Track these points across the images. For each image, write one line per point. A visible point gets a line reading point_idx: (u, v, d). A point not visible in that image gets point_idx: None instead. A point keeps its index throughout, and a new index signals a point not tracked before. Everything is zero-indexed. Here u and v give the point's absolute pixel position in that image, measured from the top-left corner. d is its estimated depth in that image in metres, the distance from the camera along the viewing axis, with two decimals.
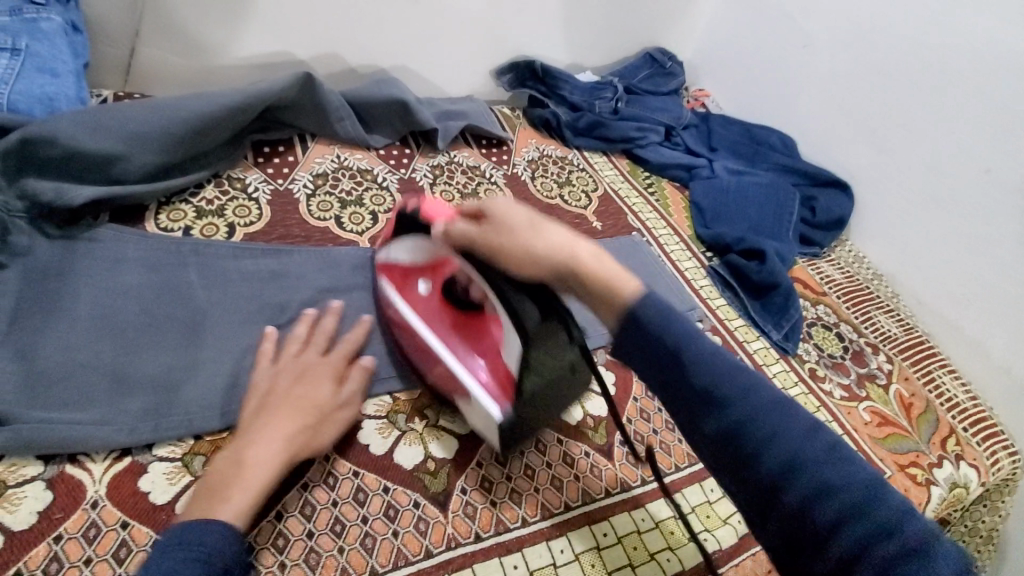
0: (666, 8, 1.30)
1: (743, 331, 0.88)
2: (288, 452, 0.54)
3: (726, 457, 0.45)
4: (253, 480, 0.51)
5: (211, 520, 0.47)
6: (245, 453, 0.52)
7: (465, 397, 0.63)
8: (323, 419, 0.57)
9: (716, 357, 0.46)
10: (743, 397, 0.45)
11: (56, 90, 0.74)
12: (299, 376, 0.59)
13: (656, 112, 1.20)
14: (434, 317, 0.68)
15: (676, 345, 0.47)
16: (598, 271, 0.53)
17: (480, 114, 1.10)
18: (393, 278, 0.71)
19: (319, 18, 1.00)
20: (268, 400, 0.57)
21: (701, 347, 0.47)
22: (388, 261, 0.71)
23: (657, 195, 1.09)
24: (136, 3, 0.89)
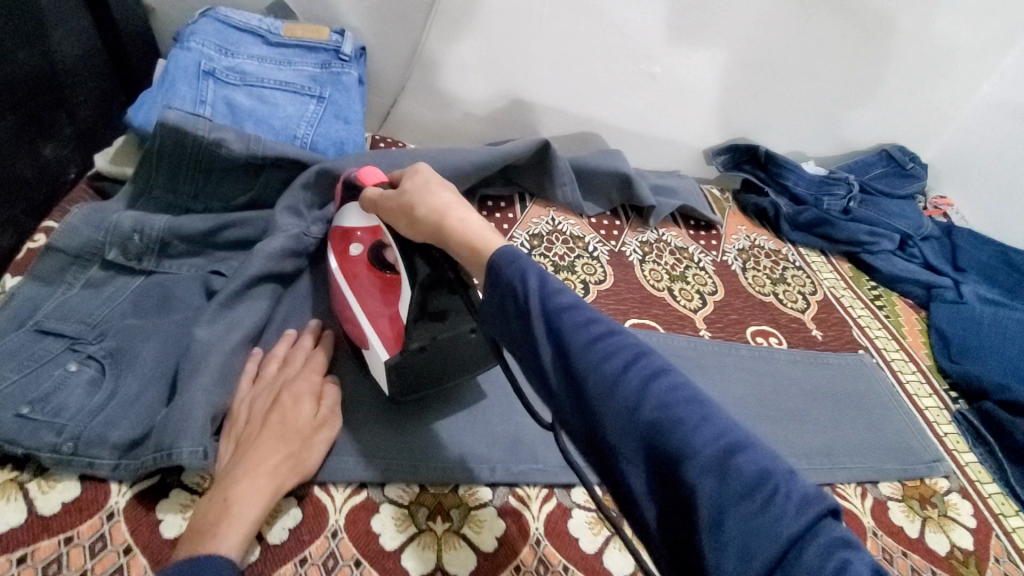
0: (919, 103, 1.17)
1: (998, 501, 0.73)
2: (275, 479, 0.50)
3: (681, 534, 0.31)
4: (243, 513, 0.48)
5: (209, 554, 0.44)
6: (228, 488, 0.49)
7: (370, 351, 0.59)
8: (304, 437, 0.54)
9: (645, 386, 0.34)
10: (694, 448, 0.31)
11: (345, 134, 0.85)
12: (273, 401, 0.55)
13: (892, 217, 1.08)
14: (363, 278, 0.62)
15: (599, 378, 0.35)
16: (481, 238, 0.46)
17: (692, 193, 1.06)
18: (338, 249, 0.65)
19: (558, 88, 1.06)
20: (245, 432, 0.53)
21: (631, 386, 0.34)
22: (338, 227, 0.66)
23: (887, 310, 0.96)
24: (410, 64, 1.00)
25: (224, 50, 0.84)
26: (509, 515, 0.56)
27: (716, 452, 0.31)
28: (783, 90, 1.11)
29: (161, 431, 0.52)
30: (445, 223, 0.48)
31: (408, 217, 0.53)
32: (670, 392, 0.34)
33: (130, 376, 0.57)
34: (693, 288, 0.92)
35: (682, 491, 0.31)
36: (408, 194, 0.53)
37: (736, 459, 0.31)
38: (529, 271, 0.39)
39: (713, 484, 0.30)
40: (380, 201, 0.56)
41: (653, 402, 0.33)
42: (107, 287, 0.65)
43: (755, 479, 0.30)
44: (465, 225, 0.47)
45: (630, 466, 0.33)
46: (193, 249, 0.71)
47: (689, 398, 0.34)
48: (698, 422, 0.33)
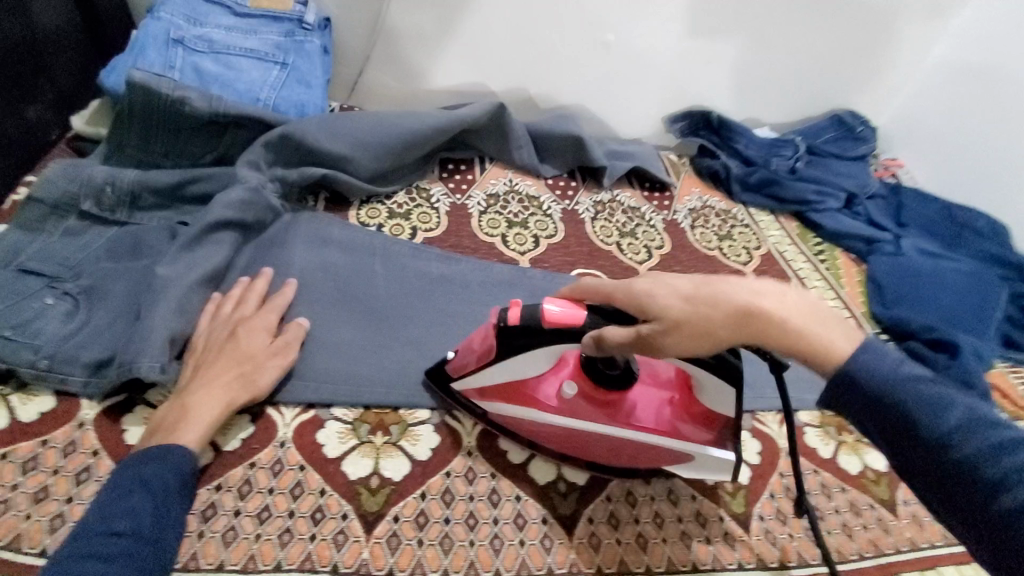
0: (870, 69, 1.21)
1: None
2: (229, 394, 0.56)
3: (982, 515, 0.39)
4: (199, 419, 0.54)
5: (169, 447, 0.52)
6: (185, 398, 0.55)
7: (682, 462, 0.59)
8: (256, 361, 0.59)
9: (886, 370, 0.42)
10: (960, 444, 0.40)
11: (307, 98, 0.91)
12: (232, 332, 0.61)
13: (839, 178, 1.13)
14: (582, 407, 0.59)
15: (908, 399, 0.41)
16: (787, 323, 0.43)
17: (649, 156, 1.11)
18: (516, 398, 0.60)
19: (520, 57, 1.10)
20: (204, 356, 0.59)
21: (881, 372, 0.42)
22: (514, 379, 0.59)
23: (828, 264, 1.01)
24: (374, 35, 1.05)
25: (192, 19, 0.89)
26: (444, 431, 0.63)
27: (989, 447, 0.39)
28: (738, 57, 1.15)
29: (125, 352, 0.58)
30: (749, 309, 0.43)
31: (725, 319, 0.43)
32: (950, 406, 0.41)
33: (99, 308, 0.63)
34: (642, 244, 0.97)
35: (983, 484, 0.38)
36: (684, 313, 0.44)
37: (1001, 443, 0.39)
38: (820, 321, 0.44)
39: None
40: (683, 320, 0.44)
41: (925, 400, 0.41)
42: (83, 234, 0.71)
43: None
44: (731, 291, 0.44)
45: (910, 451, 0.42)
46: (163, 203, 0.76)
47: (946, 397, 0.41)
48: (967, 420, 0.40)
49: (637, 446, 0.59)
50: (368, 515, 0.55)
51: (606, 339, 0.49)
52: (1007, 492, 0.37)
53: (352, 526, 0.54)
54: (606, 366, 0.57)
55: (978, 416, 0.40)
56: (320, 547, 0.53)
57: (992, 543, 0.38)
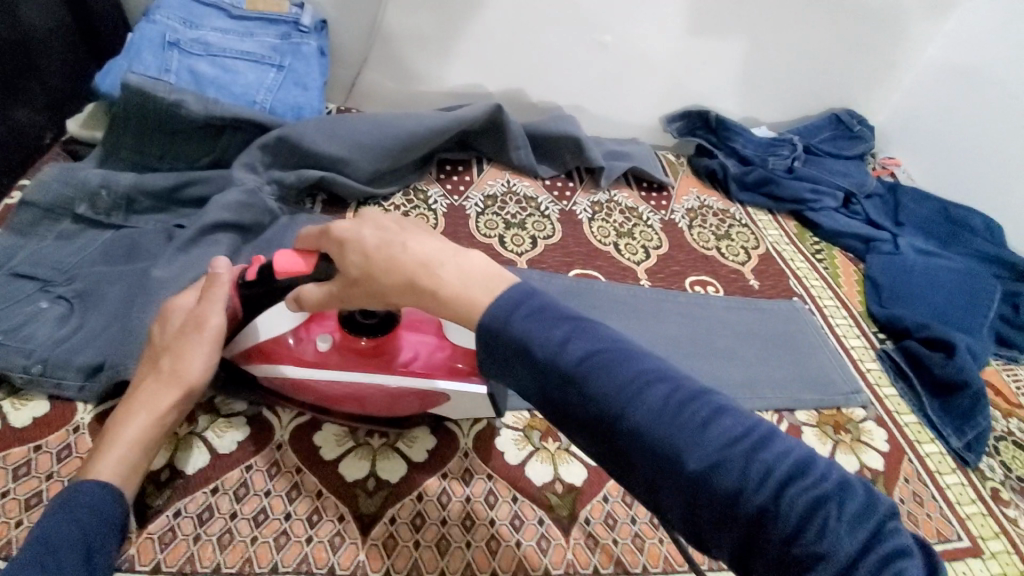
0: (867, 68, 1.21)
1: (915, 429, 0.77)
2: (144, 412, 0.52)
3: (724, 522, 0.35)
4: (112, 448, 0.50)
5: (75, 488, 0.47)
6: (109, 425, 0.52)
7: (444, 400, 0.58)
8: (163, 364, 0.53)
9: (621, 392, 0.37)
10: (686, 445, 0.35)
11: (303, 100, 0.91)
12: (156, 339, 0.56)
13: (837, 176, 1.13)
14: (333, 359, 0.58)
15: (639, 403, 0.37)
16: (463, 295, 0.43)
17: (645, 156, 1.11)
18: (268, 361, 0.59)
19: (516, 58, 1.10)
20: (147, 359, 0.55)
21: (625, 394, 0.37)
22: (269, 337, 0.58)
23: (826, 263, 1.01)
24: (371, 37, 1.06)
25: (189, 22, 0.89)
26: (442, 432, 0.63)
27: (718, 444, 0.35)
28: (734, 57, 1.15)
29: (120, 354, 0.58)
30: (416, 279, 0.44)
31: (391, 284, 0.45)
32: (670, 398, 0.37)
33: (95, 311, 0.63)
34: (639, 244, 0.97)
35: (716, 490, 0.34)
36: (359, 271, 0.47)
37: (791, 473, 0.34)
38: (534, 318, 0.41)
39: (761, 482, 0.34)
40: (368, 276, 0.46)
41: (672, 404, 0.37)
42: (78, 238, 0.71)
43: (772, 464, 0.34)
44: (415, 264, 0.45)
45: (673, 491, 0.36)
46: (158, 206, 0.77)
47: (707, 414, 0.36)
48: (708, 416, 0.36)
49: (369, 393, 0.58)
50: (365, 516, 0.55)
51: (303, 299, 0.51)
52: (743, 496, 0.34)
53: (348, 528, 0.54)
54: (358, 316, 0.56)
55: (746, 428, 0.36)
56: (317, 549, 0.53)
57: (742, 553, 0.35)
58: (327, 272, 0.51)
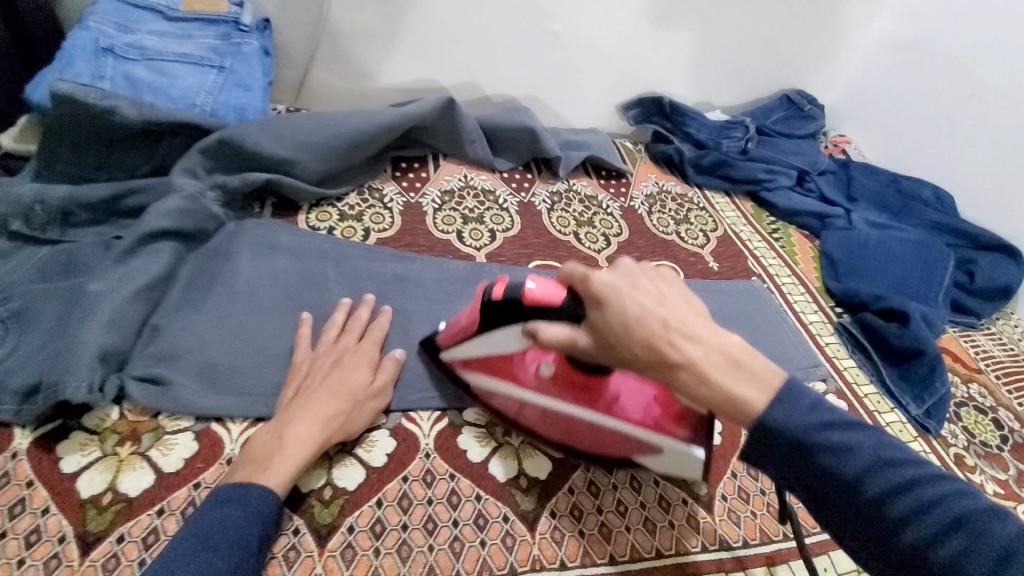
0: (815, 48, 1.23)
1: (875, 400, 0.79)
2: (325, 432, 0.56)
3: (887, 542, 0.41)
4: (292, 454, 0.54)
5: (249, 486, 0.51)
6: (284, 429, 0.55)
7: (653, 452, 0.59)
8: (358, 400, 0.60)
9: (806, 416, 0.43)
10: (868, 484, 0.41)
11: (247, 102, 0.88)
12: (335, 363, 0.62)
13: (789, 156, 1.14)
14: (562, 393, 0.60)
15: (821, 447, 0.42)
16: (712, 373, 0.45)
17: (603, 145, 1.11)
18: (501, 374, 0.62)
19: (468, 50, 1.09)
20: (306, 383, 0.60)
21: (802, 416, 0.43)
22: (495, 354, 0.61)
23: (783, 241, 1.03)
24: (316, 35, 1.03)
25: (122, 27, 0.85)
26: (401, 435, 0.62)
27: (895, 480, 0.41)
28: (685, 41, 1.15)
29: (56, 375, 0.56)
30: (663, 348, 0.46)
31: (644, 357, 0.47)
32: (855, 445, 0.42)
33: (31, 332, 0.60)
34: (600, 232, 0.97)
35: (885, 519, 0.41)
36: (615, 338, 0.48)
37: (942, 507, 0.40)
38: (704, 354, 0.46)
39: (931, 514, 0.40)
40: (622, 344, 0.48)
41: (849, 450, 0.42)
42: (13, 256, 0.67)
43: (945, 500, 0.40)
44: (657, 329, 0.46)
45: (843, 509, 0.43)
46: (99, 218, 0.73)
47: (874, 448, 0.42)
48: (888, 457, 0.42)
49: (547, 412, 0.61)
50: (321, 528, 0.54)
51: (541, 334, 0.53)
52: (911, 524, 0.40)
53: (304, 541, 0.53)
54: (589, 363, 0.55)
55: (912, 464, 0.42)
56: (271, 566, 0.51)
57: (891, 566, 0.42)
58: (573, 310, 0.52)
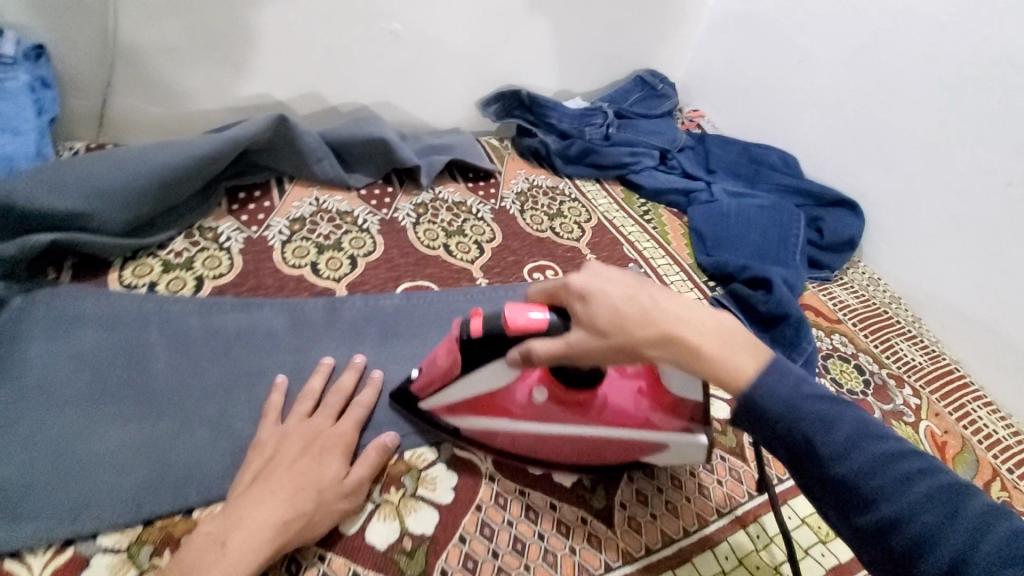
0: (659, 31, 1.26)
1: None
2: (280, 539, 0.49)
3: (872, 538, 0.42)
4: (233, 564, 0.47)
5: None
6: (226, 534, 0.49)
7: (658, 451, 0.60)
8: (317, 506, 0.52)
9: (784, 389, 0.45)
10: (807, 419, 0.44)
11: (15, 148, 0.74)
12: (306, 447, 0.55)
13: (650, 136, 1.16)
14: (554, 412, 0.59)
15: (766, 382, 0.46)
16: (696, 345, 0.47)
17: (466, 146, 1.06)
18: (490, 412, 0.60)
19: (300, 58, 0.98)
20: (266, 468, 0.54)
21: (777, 384, 0.46)
22: (481, 391, 0.59)
23: (654, 222, 1.03)
24: (107, 57, 0.87)
25: None
26: None
27: (885, 472, 0.42)
28: (533, 31, 1.12)
29: None
30: (666, 331, 0.47)
31: (638, 339, 0.48)
32: (803, 403, 0.44)
33: None
34: (471, 240, 0.92)
35: (826, 476, 0.43)
36: (609, 324, 0.48)
37: (903, 474, 0.42)
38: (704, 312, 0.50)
39: (881, 480, 0.42)
40: (614, 334, 0.48)
41: (824, 422, 0.44)
42: None
43: (901, 471, 0.42)
44: (649, 306, 0.49)
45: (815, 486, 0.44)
46: None
47: (841, 418, 0.44)
48: (900, 454, 0.43)
49: (556, 455, 0.60)
50: None
51: (533, 356, 0.51)
52: (847, 468, 0.43)
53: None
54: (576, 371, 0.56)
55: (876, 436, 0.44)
56: None
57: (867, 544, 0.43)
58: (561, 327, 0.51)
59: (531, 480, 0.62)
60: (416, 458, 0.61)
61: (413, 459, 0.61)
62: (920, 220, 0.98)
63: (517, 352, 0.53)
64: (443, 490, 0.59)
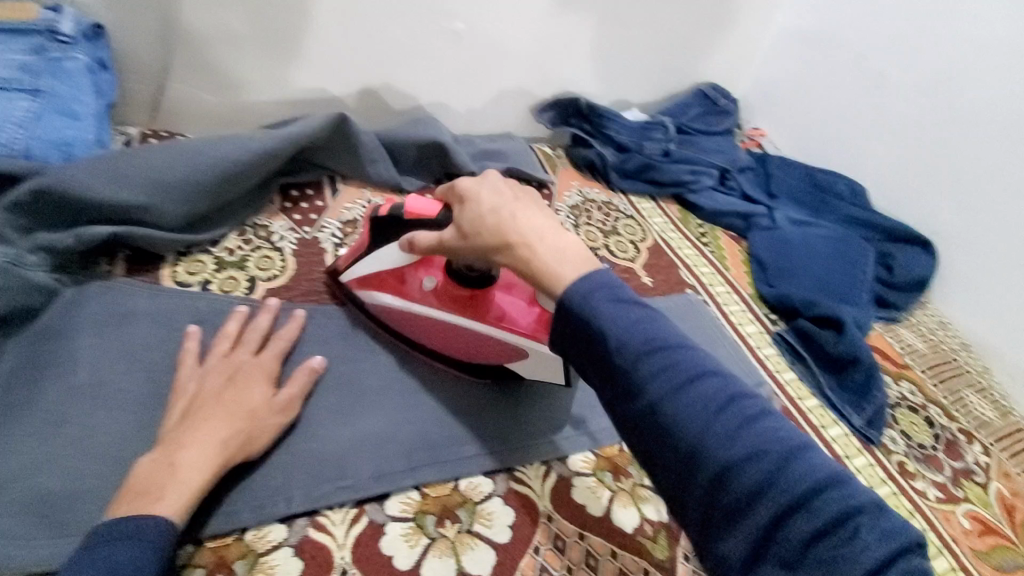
0: (725, 45, 1.21)
1: (818, 414, 0.76)
2: (224, 454, 0.50)
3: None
4: (185, 480, 0.47)
5: (144, 518, 0.44)
6: (174, 454, 0.48)
7: (522, 359, 0.64)
8: (257, 423, 0.53)
9: (690, 397, 0.40)
10: (711, 432, 0.39)
11: (74, 133, 0.71)
12: (230, 377, 0.55)
13: (711, 154, 1.11)
14: (435, 303, 0.65)
15: (678, 389, 0.40)
16: (552, 268, 0.48)
17: (519, 153, 1.03)
18: (387, 290, 0.67)
19: (359, 53, 0.95)
20: (195, 402, 0.53)
21: (688, 393, 0.40)
22: (384, 270, 0.66)
23: (712, 246, 0.99)
24: (168, 41, 0.85)
25: None
26: (312, 554, 0.50)
27: (810, 498, 0.36)
28: (595, 37, 1.09)
29: None
30: (512, 240, 0.50)
31: (493, 244, 0.52)
32: (698, 378, 0.41)
33: None
34: None
35: (708, 465, 0.38)
36: (469, 224, 0.54)
37: (825, 498, 0.36)
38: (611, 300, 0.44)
39: (791, 487, 0.37)
40: (473, 231, 0.53)
41: (729, 438, 0.38)
42: None
43: (828, 496, 0.36)
44: (507, 218, 0.52)
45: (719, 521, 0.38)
46: None
47: (759, 437, 0.38)
48: (827, 477, 0.37)
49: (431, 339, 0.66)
50: None
51: (416, 241, 0.60)
52: (760, 494, 0.37)
53: None
54: (463, 267, 0.63)
55: (801, 454, 0.38)
56: None
57: None
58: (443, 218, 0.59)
59: (590, 523, 0.57)
60: (471, 489, 0.58)
61: (468, 491, 0.57)
62: (996, 263, 0.92)
63: (405, 238, 0.61)
64: (501, 527, 0.55)
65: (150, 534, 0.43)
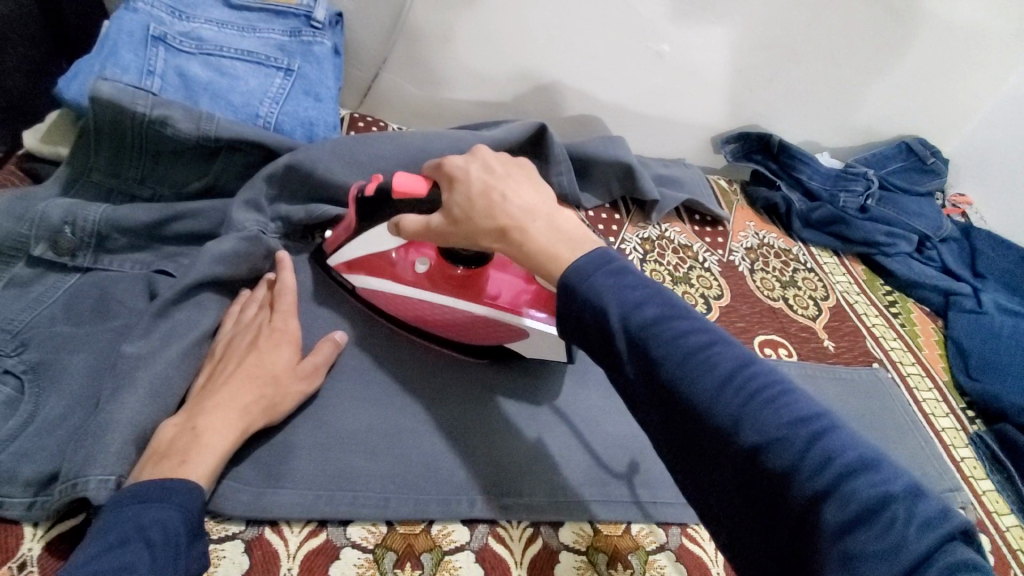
0: (947, 97, 1.08)
1: (1016, 535, 0.69)
2: (245, 421, 0.51)
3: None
4: (212, 442, 0.49)
5: (171, 480, 0.45)
6: (197, 419, 0.49)
7: (524, 336, 0.63)
8: (279, 384, 0.54)
9: (711, 381, 0.37)
10: (730, 408, 0.36)
11: (315, 115, 0.76)
12: (254, 340, 0.56)
13: (910, 216, 1.02)
14: (441, 288, 0.64)
15: (694, 370, 0.38)
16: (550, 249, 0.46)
17: (695, 182, 0.99)
18: (376, 274, 0.65)
19: (559, 64, 0.96)
20: (222, 366, 0.54)
21: (703, 375, 0.37)
22: (372, 254, 0.65)
23: (903, 318, 0.90)
24: (393, 34, 0.90)
25: (177, 11, 0.73)
26: (492, 564, 0.52)
27: (847, 486, 0.32)
28: (803, 73, 1.00)
29: (75, 463, 0.46)
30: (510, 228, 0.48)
31: (487, 229, 0.49)
32: (717, 353, 0.38)
33: (55, 392, 0.51)
34: (697, 292, 0.84)
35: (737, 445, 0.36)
36: (460, 211, 0.51)
37: (870, 488, 0.32)
38: (616, 280, 0.42)
39: (830, 475, 0.33)
40: (469, 214, 0.51)
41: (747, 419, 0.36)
42: (32, 287, 0.57)
43: (877, 488, 0.32)
44: (499, 198, 0.49)
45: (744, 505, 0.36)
46: (137, 243, 0.63)
47: (788, 422, 0.35)
48: (872, 472, 0.33)
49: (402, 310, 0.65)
50: None
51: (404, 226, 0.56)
52: (794, 480, 0.34)
53: None
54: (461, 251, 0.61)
55: (838, 440, 0.34)
56: None
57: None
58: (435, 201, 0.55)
59: None
60: (642, 536, 0.58)
61: (639, 536, 0.58)
62: None
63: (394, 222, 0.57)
64: None
65: (176, 497, 0.44)
